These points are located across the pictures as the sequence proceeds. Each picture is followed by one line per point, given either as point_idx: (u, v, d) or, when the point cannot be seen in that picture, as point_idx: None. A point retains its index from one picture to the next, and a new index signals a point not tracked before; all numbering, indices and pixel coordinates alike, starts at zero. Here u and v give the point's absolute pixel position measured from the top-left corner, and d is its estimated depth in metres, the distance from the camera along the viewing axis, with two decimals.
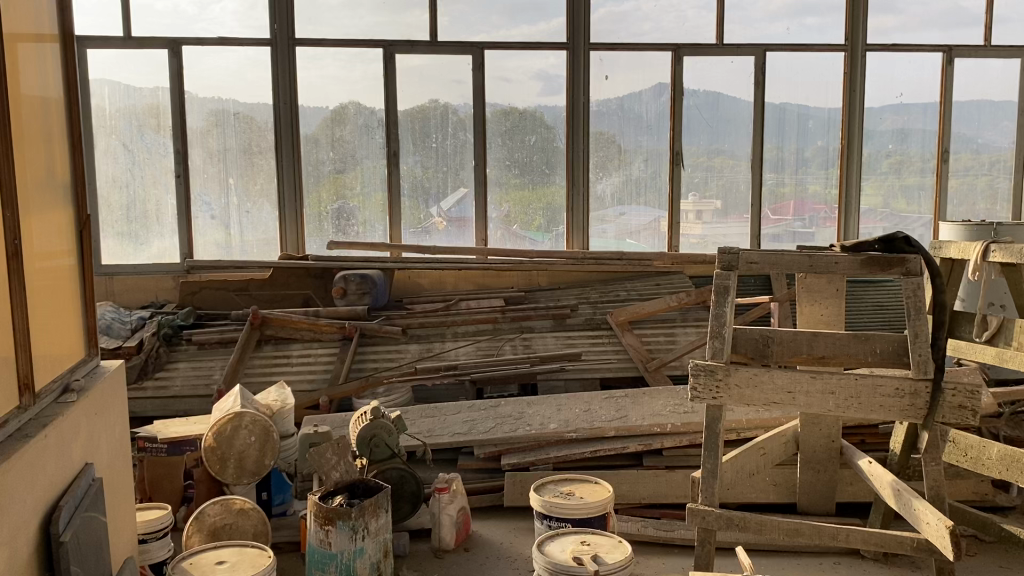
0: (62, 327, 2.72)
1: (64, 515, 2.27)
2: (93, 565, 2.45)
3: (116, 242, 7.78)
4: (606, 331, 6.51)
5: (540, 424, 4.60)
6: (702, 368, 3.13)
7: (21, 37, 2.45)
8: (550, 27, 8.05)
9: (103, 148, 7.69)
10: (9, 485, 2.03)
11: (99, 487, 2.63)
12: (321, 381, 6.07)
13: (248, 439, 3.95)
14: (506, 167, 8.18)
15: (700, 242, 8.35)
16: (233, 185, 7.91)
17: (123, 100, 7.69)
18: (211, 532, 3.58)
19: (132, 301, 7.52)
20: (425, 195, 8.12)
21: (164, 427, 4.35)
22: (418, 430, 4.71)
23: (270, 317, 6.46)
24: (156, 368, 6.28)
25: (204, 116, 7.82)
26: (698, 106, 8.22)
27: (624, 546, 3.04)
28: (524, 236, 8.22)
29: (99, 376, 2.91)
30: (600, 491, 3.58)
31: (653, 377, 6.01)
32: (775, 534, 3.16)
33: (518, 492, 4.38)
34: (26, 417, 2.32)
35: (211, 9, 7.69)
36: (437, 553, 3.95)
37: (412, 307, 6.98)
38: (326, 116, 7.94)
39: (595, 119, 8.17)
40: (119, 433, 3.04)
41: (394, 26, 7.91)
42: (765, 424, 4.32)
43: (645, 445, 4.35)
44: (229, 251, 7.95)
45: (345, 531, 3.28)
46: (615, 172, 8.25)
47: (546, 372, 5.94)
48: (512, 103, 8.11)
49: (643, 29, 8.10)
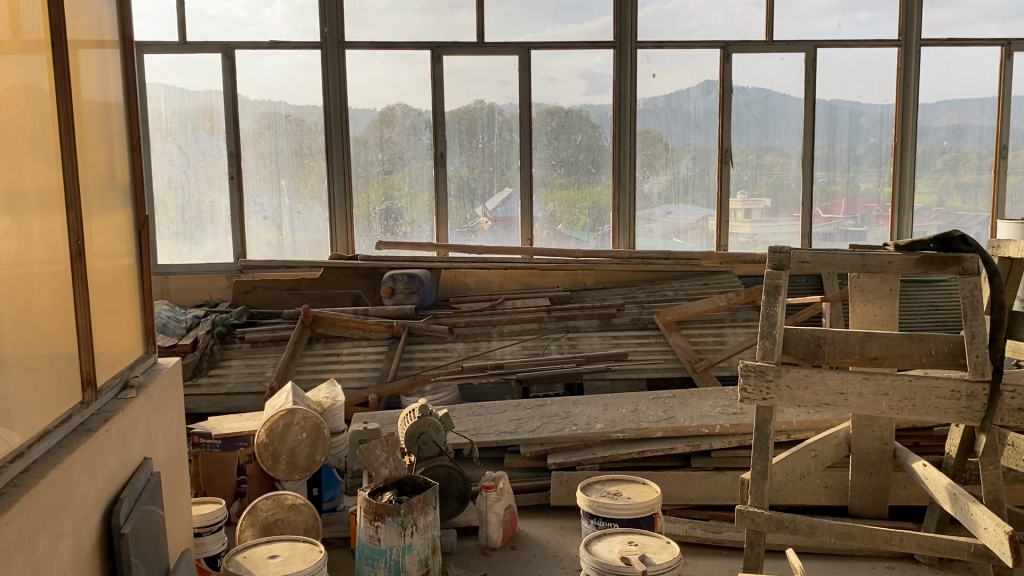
0: (121, 324, 2.80)
1: (125, 508, 2.34)
2: (152, 557, 2.52)
3: (171, 243, 7.96)
4: (653, 331, 6.48)
5: (587, 424, 4.60)
6: (752, 368, 3.09)
7: (83, 43, 2.53)
8: (596, 26, 8.03)
9: (159, 151, 7.88)
10: (72, 477, 2.09)
11: (157, 481, 2.70)
12: (370, 378, 6.14)
13: (300, 435, 4.02)
14: (552, 166, 8.18)
15: (749, 241, 8.25)
16: (286, 186, 8.03)
17: (178, 103, 7.87)
18: (264, 526, 3.65)
19: (186, 300, 7.67)
20: (471, 195, 8.17)
21: (218, 422, 4.46)
22: (464, 429, 4.74)
23: (320, 316, 6.55)
24: (210, 365, 6.39)
25: (257, 118, 7.96)
26: (748, 104, 8.12)
27: (672, 546, 3.03)
28: (570, 236, 8.22)
29: (157, 373, 2.98)
30: (648, 491, 3.57)
31: (701, 378, 5.96)
32: (827, 537, 3.12)
33: (565, 492, 4.37)
34: (88, 412, 2.40)
35: (261, 13, 7.81)
36: (484, 551, 3.97)
37: (458, 307, 7.01)
38: (375, 117, 8.03)
39: (643, 119, 8.13)
40: (175, 429, 3.11)
41: (441, 28, 7.96)
42: (817, 426, 4.26)
43: (693, 446, 4.33)
44: (282, 251, 8.08)
45: (394, 526, 3.33)
46: (662, 171, 8.20)
47: (592, 371, 5.94)
48: (558, 102, 8.11)
49: (690, 26, 8.03)
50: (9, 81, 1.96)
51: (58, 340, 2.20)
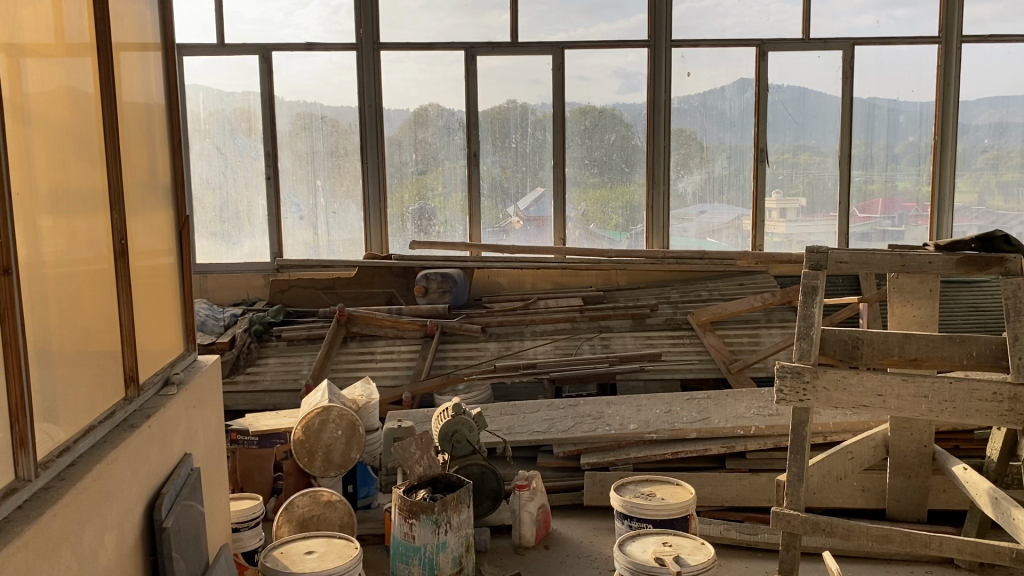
0: (162, 322, 2.85)
1: (166, 502, 2.38)
2: (192, 551, 2.56)
3: (210, 242, 8.07)
4: (687, 331, 6.45)
5: (620, 425, 4.59)
6: (789, 370, 3.06)
7: (126, 46, 2.58)
8: (629, 24, 8.00)
9: (198, 151, 8.00)
10: (117, 472, 2.14)
11: (197, 476, 2.75)
12: (404, 377, 6.18)
13: (336, 432, 4.06)
14: (585, 166, 8.17)
15: (785, 241, 8.17)
16: (322, 186, 8.11)
17: (216, 105, 7.98)
18: (300, 523, 3.70)
19: (224, 299, 7.78)
20: (504, 195, 8.18)
21: (256, 420, 4.52)
22: (497, 429, 4.76)
23: (356, 314, 6.60)
24: (248, 363, 6.48)
25: (293, 119, 8.04)
26: (784, 102, 8.05)
27: (706, 547, 3.02)
28: (603, 236, 8.20)
29: (197, 370, 3.03)
30: (683, 492, 3.56)
31: (736, 379, 5.92)
32: (864, 540, 3.08)
33: (598, 493, 4.37)
34: (132, 409, 2.45)
35: (296, 15, 7.89)
36: (518, 550, 3.98)
37: (491, 307, 7.03)
38: (408, 117, 8.08)
39: (677, 118, 8.09)
40: (215, 426, 3.16)
41: (474, 27, 7.98)
42: (854, 428, 4.21)
43: (727, 447, 4.30)
44: (317, 251, 8.16)
45: (427, 524, 3.35)
46: (697, 170, 8.15)
47: (625, 371, 5.92)
48: (591, 102, 8.09)
49: (725, 24, 7.97)
50: (54, 83, 2.01)
51: (102, 338, 2.25)
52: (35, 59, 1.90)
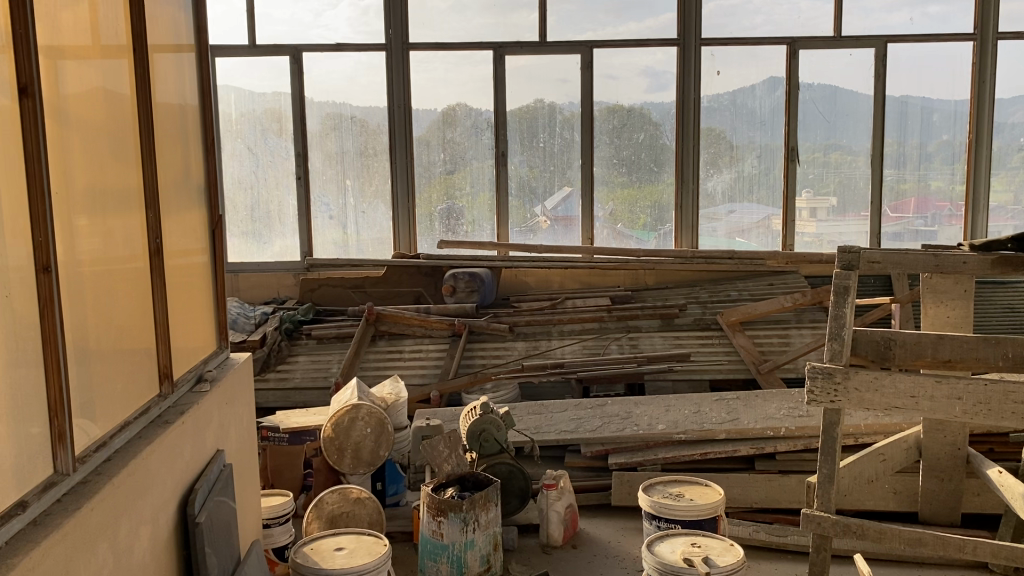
0: (196, 320, 2.89)
1: (200, 497, 2.42)
2: (224, 546, 2.60)
3: (241, 242, 8.15)
4: (715, 332, 6.42)
5: (648, 425, 4.58)
6: (820, 371, 3.04)
7: (161, 48, 2.62)
8: (658, 23, 7.96)
9: (230, 152, 8.09)
10: (152, 467, 2.17)
11: (229, 472, 2.78)
12: (432, 376, 6.20)
13: (365, 430, 4.08)
14: (613, 166, 8.15)
15: (815, 241, 8.08)
16: (351, 186, 8.16)
17: (247, 105, 8.06)
18: (329, 519, 3.73)
19: (254, 298, 7.86)
20: (532, 195, 8.19)
21: (286, 417, 4.56)
22: (525, 428, 4.77)
23: (384, 313, 6.65)
24: (278, 361, 6.54)
25: (322, 120, 8.10)
26: (815, 100, 7.97)
27: (736, 548, 3.00)
28: (630, 236, 8.18)
29: (230, 368, 3.08)
30: (712, 493, 3.54)
31: (765, 380, 5.87)
32: (896, 543, 3.05)
33: (626, 493, 4.36)
34: (166, 405, 2.49)
35: (326, 15, 7.95)
36: (545, 549, 3.98)
37: (519, 306, 7.05)
38: (436, 118, 8.11)
39: (706, 116, 8.04)
40: (246, 423, 3.20)
41: (502, 27, 8.00)
42: (885, 430, 4.17)
43: (757, 448, 4.28)
44: (347, 250, 8.22)
45: (456, 522, 3.36)
46: (726, 169, 8.10)
47: (654, 371, 5.89)
48: (619, 101, 8.07)
49: (755, 22, 7.91)
50: (91, 84, 2.04)
51: (137, 335, 2.29)
52: (72, 61, 1.93)
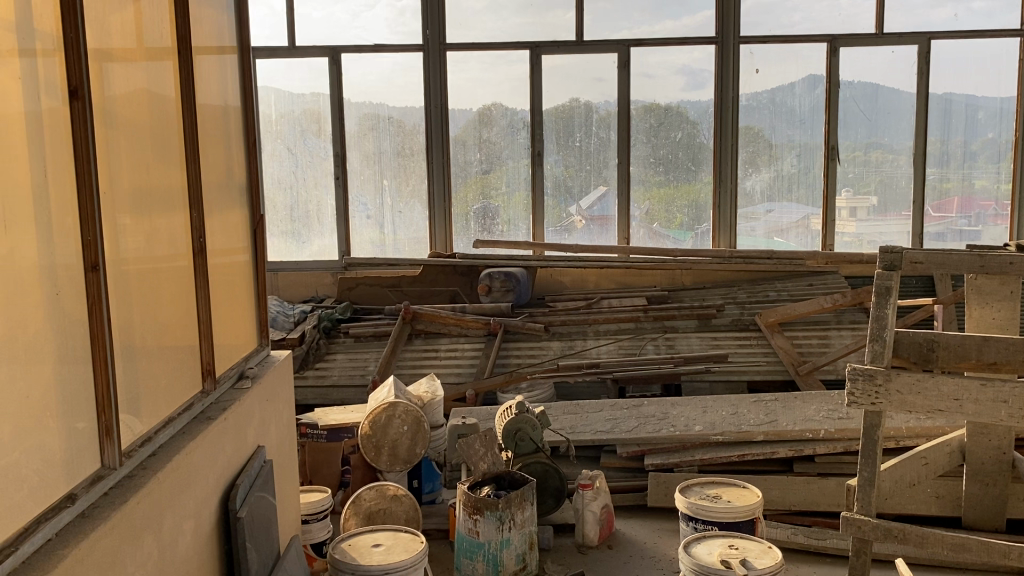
0: (238, 318, 2.94)
1: (241, 492, 2.46)
2: (264, 540, 2.64)
3: (280, 241, 8.25)
4: (754, 332, 6.36)
5: (684, 426, 4.55)
6: (861, 372, 3.00)
7: (205, 50, 2.66)
8: (695, 21, 7.90)
9: (270, 152, 8.18)
10: (195, 462, 2.21)
11: (270, 468, 2.82)
12: (467, 374, 6.22)
13: (401, 428, 4.11)
14: (650, 164, 8.11)
15: (855, 241, 7.97)
16: (388, 186, 8.23)
17: (287, 106, 8.15)
18: (367, 516, 3.76)
19: (293, 296, 7.96)
20: (567, 194, 8.18)
21: (324, 414, 4.61)
22: (560, 428, 4.76)
23: (420, 312, 6.69)
24: (317, 359, 6.60)
25: (360, 120, 8.17)
26: (856, 98, 7.87)
27: (774, 550, 2.97)
28: (667, 235, 8.14)
29: (270, 365, 3.12)
30: (749, 495, 3.51)
31: (805, 381, 5.82)
32: (938, 548, 3.00)
33: (662, 493, 4.34)
34: (209, 401, 2.53)
35: (363, 16, 8.01)
36: (581, 549, 3.98)
37: (555, 305, 7.06)
38: (472, 117, 8.13)
39: (744, 115, 7.97)
40: (286, 419, 3.24)
41: (538, 27, 8.00)
42: (928, 433, 4.11)
43: (795, 450, 4.25)
44: (384, 249, 8.28)
45: (492, 521, 3.38)
46: (765, 168, 8.02)
47: (691, 372, 5.86)
48: (655, 99, 8.02)
49: (794, 20, 7.82)
50: (137, 86, 2.09)
51: (182, 333, 2.33)
52: (119, 62, 1.97)
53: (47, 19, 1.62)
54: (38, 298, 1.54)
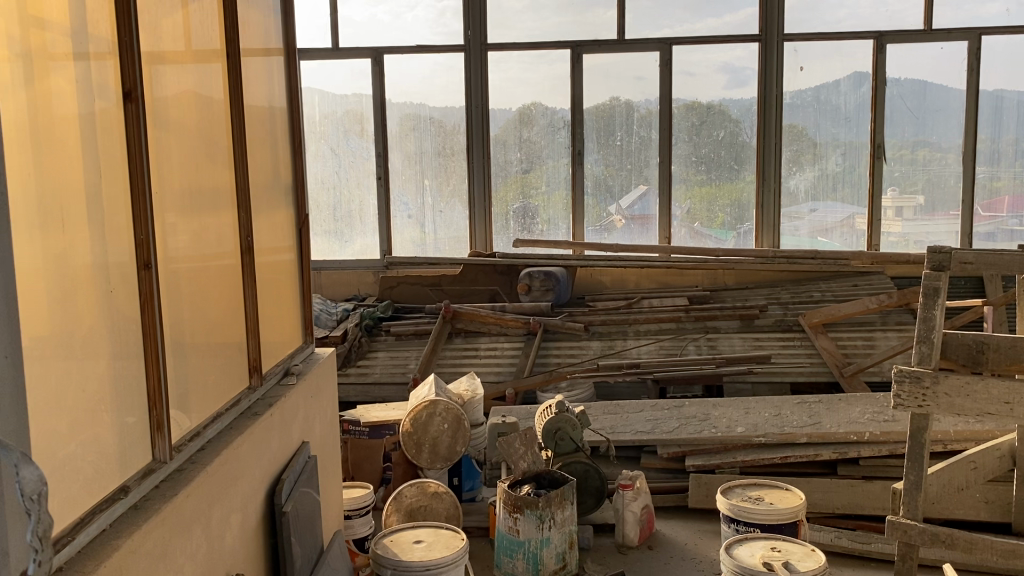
0: (284, 315, 2.99)
1: (286, 487, 2.50)
2: (308, 535, 2.68)
3: (323, 240, 8.35)
4: (798, 333, 6.28)
5: (726, 427, 4.52)
6: (907, 374, 2.94)
7: (252, 52, 2.71)
8: (737, 19, 7.84)
9: (313, 153, 8.29)
10: (242, 457, 2.25)
11: (314, 464, 2.86)
12: (507, 373, 6.24)
13: (442, 426, 4.14)
14: (691, 163, 8.05)
15: (901, 241, 7.83)
16: (429, 186, 8.28)
17: (330, 107, 8.24)
18: (408, 512, 3.79)
19: (336, 294, 8.05)
20: (607, 193, 8.16)
21: (366, 411, 4.66)
22: (600, 428, 4.76)
23: (461, 311, 6.71)
24: (359, 356, 6.67)
25: (401, 120, 8.22)
26: (903, 96, 7.73)
27: (818, 554, 2.94)
28: (708, 234, 8.08)
29: (315, 362, 3.17)
30: (792, 497, 3.47)
31: (849, 383, 5.74)
32: (987, 554, 2.93)
33: (703, 495, 4.31)
34: (255, 397, 2.58)
35: (404, 18, 8.07)
36: (621, 549, 3.97)
37: (595, 304, 7.05)
38: (512, 117, 8.15)
39: (788, 113, 7.87)
40: (330, 416, 3.29)
41: (580, 26, 7.99)
42: (976, 437, 4.03)
43: (839, 453, 4.20)
44: (424, 248, 8.33)
45: (532, 519, 3.38)
46: (809, 167, 7.92)
47: (732, 373, 5.81)
48: (697, 97, 7.96)
49: (839, 16, 7.71)
50: (187, 88, 2.14)
51: (229, 330, 2.38)
52: (169, 65, 2.02)
53: (101, 24, 1.67)
54: (91, 297, 1.58)
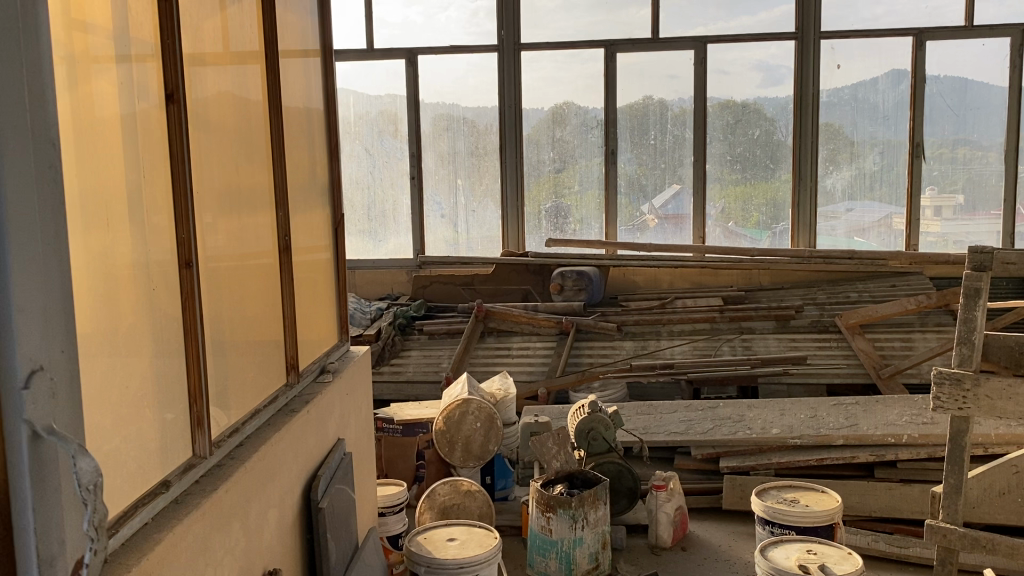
0: (320, 314, 3.02)
1: (322, 484, 2.53)
2: (343, 531, 2.71)
3: (358, 240, 8.42)
4: (834, 334, 6.21)
5: (761, 428, 4.49)
6: (947, 376, 2.91)
7: (290, 54, 2.75)
8: (772, 16, 7.76)
9: (348, 153, 8.36)
10: (279, 453, 2.28)
11: (349, 461, 2.89)
12: (539, 373, 6.24)
13: (475, 425, 4.16)
14: (726, 162, 7.99)
15: (940, 241, 7.70)
16: (462, 186, 8.31)
17: (364, 107, 8.30)
18: (441, 510, 3.81)
19: (370, 293, 8.11)
20: (641, 193, 8.13)
21: (399, 409, 4.70)
22: (634, 428, 4.74)
23: (493, 310, 6.73)
24: (392, 355, 6.72)
25: (434, 120, 8.26)
26: (943, 93, 7.61)
27: (854, 557, 2.91)
28: (743, 234, 8.01)
29: (350, 360, 3.20)
30: (829, 500, 3.43)
31: (887, 386, 5.66)
32: None
33: (737, 496, 4.28)
34: (293, 393, 2.61)
35: (437, 18, 8.11)
36: (654, 550, 3.95)
37: (628, 304, 7.03)
38: (545, 116, 8.15)
39: (825, 111, 7.78)
40: (365, 413, 3.32)
41: (614, 25, 7.97)
42: (1019, 441, 3.96)
43: (877, 455, 4.15)
44: (457, 248, 8.36)
45: (565, 518, 3.39)
46: (846, 166, 7.82)
47: (768, 374, 5.76)
48: (731, 96, 7.90)
49: (876, 13, 7.61)
50: (226, 89, 2.17)
51: (267, 327, 2.41)
52: (209, 66, 2.06)
53: (144, 27, 1.70)
54: (133, 294, 1.61)
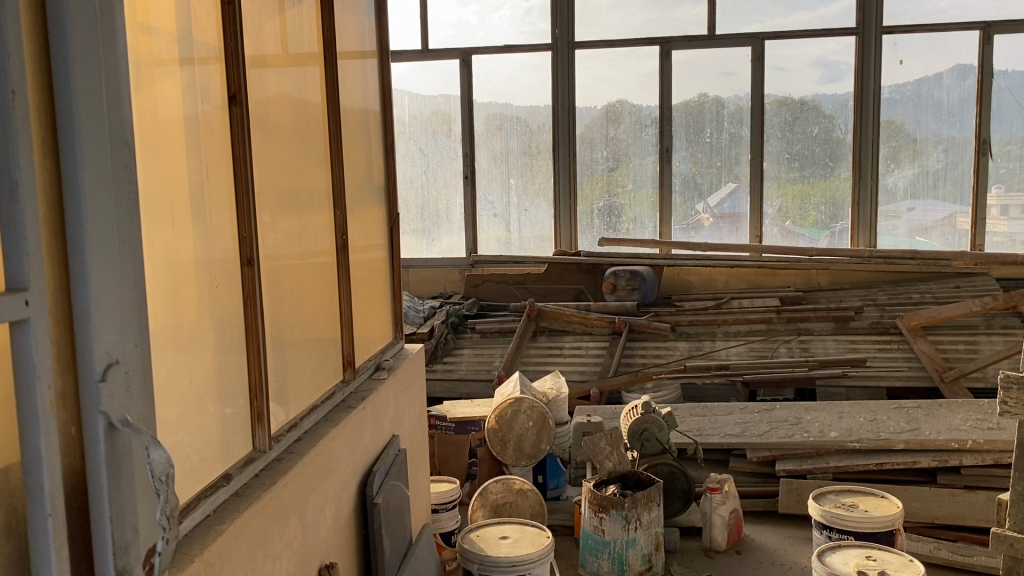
0: (375, 312, 3.06)
1: (377, 479, 2.56)
2: (398, 528, 2.74)
3: (411, 238, 8.48)
4: (895, 336, 6.07)
5: (819, 432, 4.41)
6: (1014, 381, 2.82)
7: (347, 54, 2.79)
8: (831, 12, 7.64)
9: (403, 153, 8.44)
10: (336, 449, 2.32)
11: (403, 458, 2.92)
12: (592, 372, 6.22)
13: (527, 423, 4.18)
14: (784, 160, 7.86)
15: (1007, 241, 7.45)
16: (515, 185, 8.32)
17: (419, 108, 8.37)
18: (494, 508, 3.82)
19: (423, 292, 8.18)
20: (695, 191, 8.05)
21: (452, 406, 4.75)
22: (688, 429, 4.68)
23: (546, 309, 6.74)
24: (445, 353, 6.77)
25: (487, 120, 8.28)
26: (1011, 88, 7.38)
27: (916, 565, 2.83)
28: (800, 233, 7.88)
29: (404, 357, 3.23)
30: (889, 505, 3.35)
31: (950, 390, 5.51)
32: None
33: (794, 501, 4.21)
34: (349, 390, 2.65)
35: (491, 18, 8.14)
36: (708, 553, 3.92)
37: (682, 304, 6.97)
38: (599, 115, 8.12)
39: (886, 108, 7.59)
40: (418, 411, 3.34)
41: (669, 23, 7.90)
42: None
43: (940, 460, 4.04)
44: (509, 247, 8.38)
45: (618, 520, 3.37)
46: (908, 164, 7.63)
47: (826, 377, 5.66)
48: (789, 93, 7.78)
49: (940, 6, 7.42)
50: (286, 91, 2.22)
51: (325, 324, 2.45)
52: (269, 68, 2.09)
53: (208, 30, 1.74)
54: (196, 291, 1.65)
